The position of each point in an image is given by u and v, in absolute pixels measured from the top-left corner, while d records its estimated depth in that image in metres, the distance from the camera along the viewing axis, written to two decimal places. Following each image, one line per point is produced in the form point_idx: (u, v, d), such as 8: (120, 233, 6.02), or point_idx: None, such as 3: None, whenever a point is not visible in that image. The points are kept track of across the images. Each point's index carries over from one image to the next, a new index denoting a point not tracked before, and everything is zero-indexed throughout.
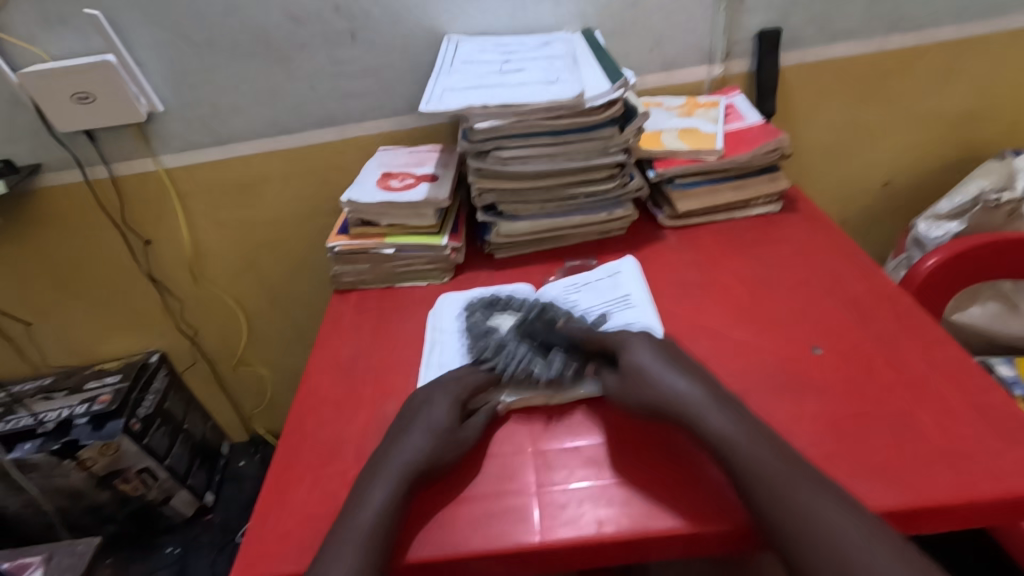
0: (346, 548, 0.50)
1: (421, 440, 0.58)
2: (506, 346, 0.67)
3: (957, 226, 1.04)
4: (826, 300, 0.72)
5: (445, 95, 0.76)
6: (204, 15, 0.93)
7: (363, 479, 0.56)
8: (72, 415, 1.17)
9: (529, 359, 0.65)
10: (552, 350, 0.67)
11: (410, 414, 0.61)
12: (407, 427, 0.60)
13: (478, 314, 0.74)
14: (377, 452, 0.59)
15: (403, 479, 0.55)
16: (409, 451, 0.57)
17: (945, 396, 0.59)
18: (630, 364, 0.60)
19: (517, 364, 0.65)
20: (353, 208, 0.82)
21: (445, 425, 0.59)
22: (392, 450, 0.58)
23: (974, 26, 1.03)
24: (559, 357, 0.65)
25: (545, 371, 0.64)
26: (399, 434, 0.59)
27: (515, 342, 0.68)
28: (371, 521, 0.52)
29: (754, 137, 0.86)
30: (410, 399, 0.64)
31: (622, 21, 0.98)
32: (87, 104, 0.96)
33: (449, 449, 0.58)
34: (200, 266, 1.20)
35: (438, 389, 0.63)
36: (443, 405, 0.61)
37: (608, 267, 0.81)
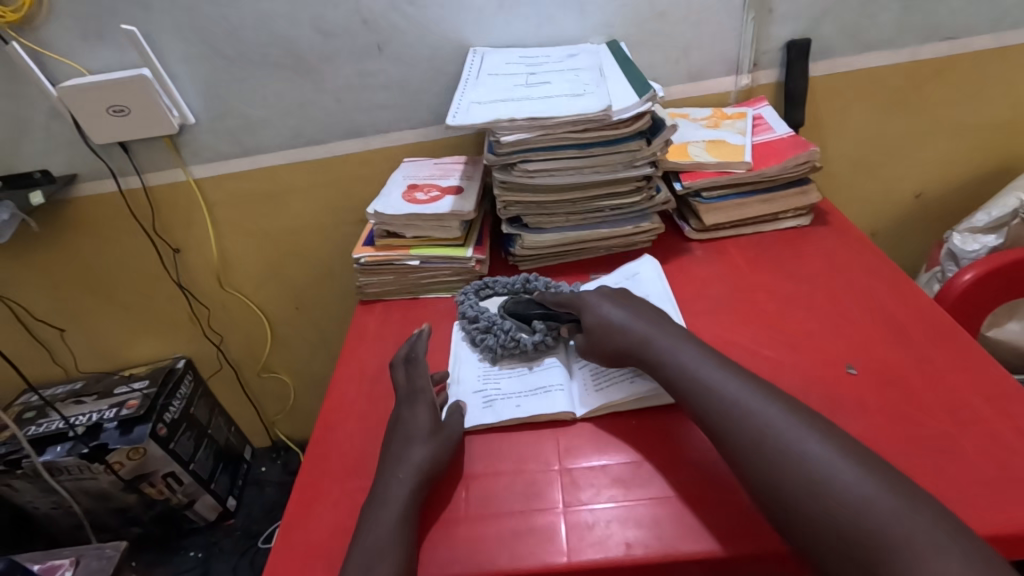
0: (362, 561, 0.50)
1: (420, 444, 0.59)
2: (495, 322, 0.73)
3: (995, 240, 1.01)
4: (861, 317, 0.70)
5: (472, 108, 0.77)
6: (235, 29, 0.95)
7: (381, 488, 0.56)
8: (101, 420, 1.20)
9: (515, 330, 0.72)
10: (535, 320, 0.73)
11: (391, 428, 0.63)
12: (394, 437, 0.61)
13: (469, 299, 0.78)
14: (381, 466, 0.59)
15: (407, 490, 0.55)
16: (404, 459, 0.58)
17: (988, 419, 0.57)
18: (596, 320, 0.66)
19: (504, 336, 0.71)
20: (378, 220, 0.82)
21: (421, 426, 0.61)
22: (401, 457, 0.58)
23: (1012, 34, 1.00)
24: (540, 325, 0.72)
25: (530, 338, 0.71)
26: (400, 440, 0.60)
27: (503, 320, 0.73)
28: (386, 534, 0.52)
29: (784, 148, 0.85)
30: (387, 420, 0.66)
31: (648, 32, 0.97)
32: (121, 116, 0.98)
33: (443, 450, 0.59)
34: (227, 273, 1.22)
35: (407, 396, 0.65)
36: (417, 409, 0.63)
37: (626, 270, 0.81)
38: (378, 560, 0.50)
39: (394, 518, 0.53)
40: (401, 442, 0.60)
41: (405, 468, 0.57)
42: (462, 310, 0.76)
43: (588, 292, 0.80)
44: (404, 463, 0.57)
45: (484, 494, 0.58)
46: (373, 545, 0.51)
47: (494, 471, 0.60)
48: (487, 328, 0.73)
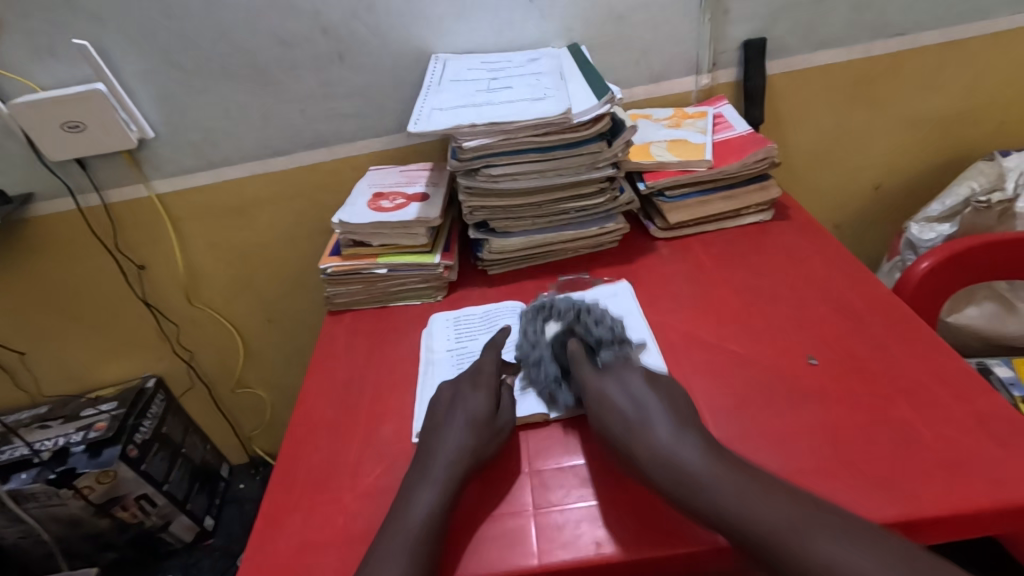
0: (395, 552, 0.50)
1: (462, 435, 0.59)
2: (541, 365, 0.66)
3: (950, 228, 1.05)
4: (821, 309, 0.72)
5: (434, 115, 0.77)
6: (193, 42, 0.93)
7: (409, 485, 0.56)
8: (68, 444, 1.16)
9: (556, 383, 0.65)
10: (576, 378, 0.64)
11: (435, 414, 0.63)
12: (439, 424, 0.62)
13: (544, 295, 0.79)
14: (419, 454, 0.60)
15: (451, 479, 0.56)
16: (451, 446, 0.58)
17: (942, 403, 0.59)
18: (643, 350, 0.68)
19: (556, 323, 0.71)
20: (344, 229, 0.82)
21: (489, 414, 0.61)
22: (436, 449, 0.59)
23: (958, 29, 1.04)
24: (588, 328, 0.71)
25: (569, 396, 0.64)
26: (439, 430, 0.61)
27: (550, 361, 0.67)
28: (419, 522, 0.52)
29: (744, 145, 0.86)
30: (432, 402, 0.65)
31: (608, 35, 0.98)
32: (77, 132, 0.96)
33: (489, 442, 0.59)
34: (195, 288, 1.20)
35: (466, 382, 0.65)
36: (475, 396, 0.63)
37: (604, 289, 0.80)
38: (415, 550, 0.50)
39: (430, 504, 0.53)
40: (450, 429, 0.60)
41: (458, 458, 0.57)
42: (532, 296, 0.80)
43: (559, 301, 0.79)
44: (452, 451, 0.58)
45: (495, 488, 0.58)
46: (404, 537, 0.51)
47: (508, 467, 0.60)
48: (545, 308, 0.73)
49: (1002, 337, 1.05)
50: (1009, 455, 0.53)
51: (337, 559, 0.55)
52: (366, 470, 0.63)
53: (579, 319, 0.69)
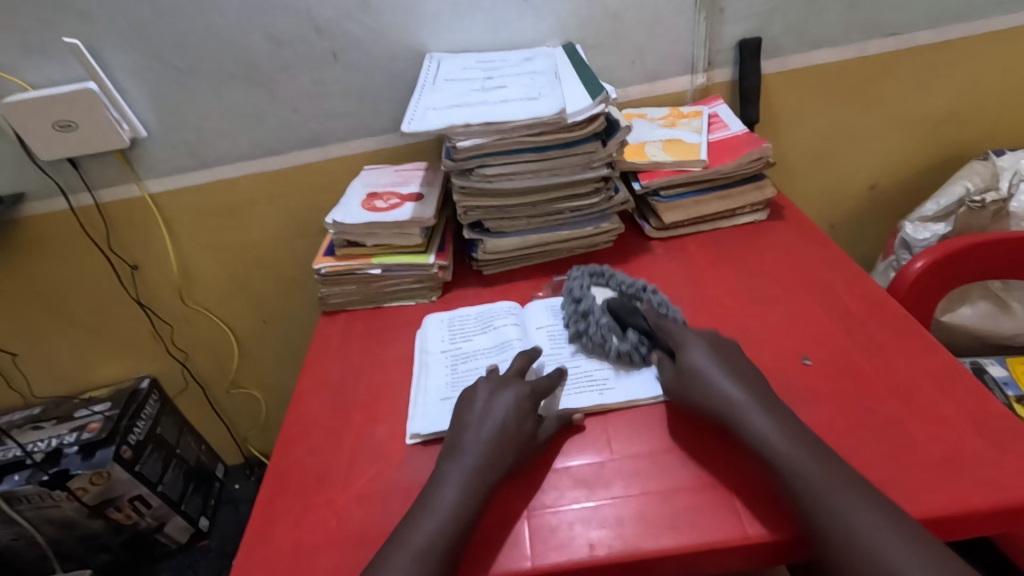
0: (416, 546, 0.51)
1: (491, 438, 0.58)
2: (591, 315, 0.72)
3: (944, 228, 1.05)
4: (815, 309, 0.72)
5: (428, 114, 0.76)
6: (185, 41, 0.93)
7: (430, 490, 0.55)
8: (61, 445, 1.16)
9: (608, 330, 0.70)
10: (629, 330, 0.69)
11: (468, 406, 0.62)
12: (471, 417, 0.61)
13: (582, 280, 0.77)
14: (449, 447, 0.59)
15: (483, 479, 0.55)
16: (485, 446, 0.57)
17: (935, 404, 0.59)
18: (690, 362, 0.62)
19: (595, 333, 0.70)
20: (337, 229, 0.81)
21: (523, 419, 0.60)
22: (463, 449, 0.58)
23: (953, 29, 1.04)
24: (634, 336, 0.68)
25: (620, 344, 0.68)
26: (467, 430, 0.60)
27: (601, 312, 0.72)
28: (444, 519, 0.52)
29: (739, 145, 0.86)
30: (465, 393, 0.64)
31: (603, 34, 0.98)
32: (69, 132, 0.95)
33: (523, 447, 0.58)
34: (189, 288, 1.19)
35: (508, 381, 0.64)
36: (519, 400, 0.62)
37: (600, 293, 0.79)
38: (437, 547, 0.50)
39: (457, 502, 0.53)
40: (486, 425, 0.59)
41: (494, 459, 0.56)
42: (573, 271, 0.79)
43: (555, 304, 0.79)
44: (484, 451, 0.57)
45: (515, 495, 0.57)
46: (425, 533, 0.51)
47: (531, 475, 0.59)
48: (585, 316, 0.72)
49: (996, 337, 1.05)
50: (1002, 455, 0.53)
51: (330, 561, 0.55)
52: (358, 471, 0.62)
53: (639, 294, 0.75)
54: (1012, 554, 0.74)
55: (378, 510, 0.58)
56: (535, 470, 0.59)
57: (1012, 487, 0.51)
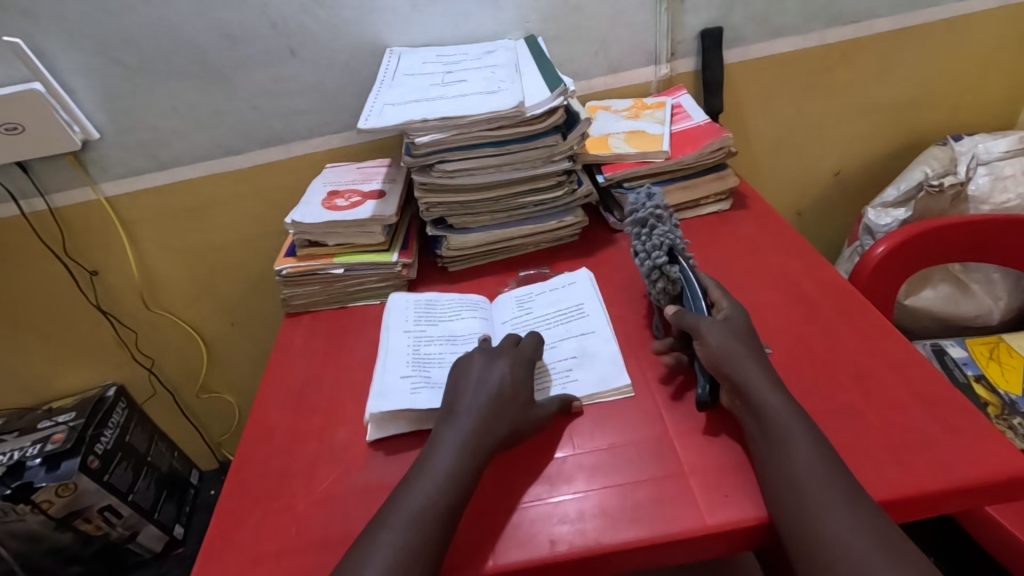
0: (412, 511, 0.51)
1: (485, 403, 0.58)
2: (659, 227, 0.67)
3: (904, 213, 1.07)
4: (776, 296, 0.73)
5: (385, 110, 0.75)
6: (135, 38, 0.90)
7: (403, 484, 0.54)
8: (24, 458, 1.12)
9: (661, 253, 0.66)
10: (677, 267, 0.66)
11: (463, 375, 0.62)
12: (467, 384, 0.61)
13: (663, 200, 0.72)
14: (445, 412, 0.59)
15: (478, 446, 0.55)
16: (481, 413, 0.58)
17: (890, 388, 0.60)
18: (711, 333, 0.60)
19: (656, 244, 0.66)
20: (297, 229, 0.80)
21: (517, 389, 0.60)
22: (456, 415, 0.58)
23: (910, 17, 1.05)
24: (677, 276, 0.65)
25: (668, 269, 0.65)
26: (461, 396, 0.60)
27: (669, 233, 0.67)
28: (438, 485, 0.53)
29: (701, 135, 0.86)
30: (461, 360, 0.64)
31: (565, 26, 0.97)
32: (15, 135, 0.92)
33: (519, 421, 0.59)
34: (152, 292, 1.16)
35: (504, 352, 0.64)
36: (515, 371, 0.62)
37: (562, 279, 0.80)
38: (433, 512, 0.51)
39: (452, 467, 0.54)
40: (481, 391, 0.60)
41: (490, 427, 0.57)
42: (650, 190, 0.72)
43: (522, 294, 0.78)
44: (479, 418, 0.57)
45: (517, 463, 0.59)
46: (421, 498, 0.52)
47: (533, 442, 0.61)
48: (649, 226, 0.68)
49: (958, 318, 1.07)
50: (952, 436, 0.54)
51: (290, 568, 0.54)
52: (320, 475, 0.61)
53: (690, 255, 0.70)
54: (972, 531, 0.76)
55: (340, 514, 0.58)
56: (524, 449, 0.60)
57: (961, 468, 0.52)
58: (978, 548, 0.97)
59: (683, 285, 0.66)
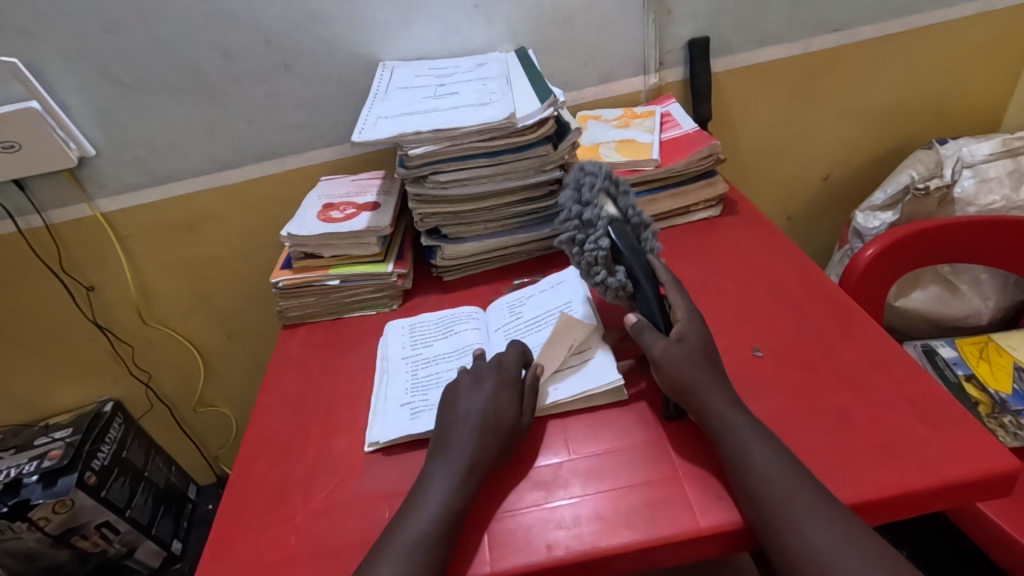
0: (405, 543, 0.51)
1: (472, 432, 0.58)
2: (590, 236, 0.65)
3: (892, 216, 1.08)
4: (766, 300, 0.74)
5: (379, 123, 0.76)
6: (131, 56, 0.91)
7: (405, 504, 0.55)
8: (20, 475, 1.12)
9: (598, 266, 0.65)
10: (620, 267, 0.64)
11: (451, 404, 0.62)
12: (454, 413, 0.61)
13: (602, 182, 0.68)
14: (436, 443, 0.60)
15: (468, 473, 0.56)
16: (467, 443, 0.58)
17: (879, 389, 0.60)
18: (664, 356, 0.59)
19: (590, 258, 0.65)
20: (293, 242, 0.81)
21: (501, 410, 0.60)
22: (445, 445, 0.58)
23: (892, 25, 1.07)
24: (623, 278, 0.64)
25: (610, 280, 0.65)
26: (449, 427, 0.60)
27: (603, 232, 0.65)
28: (432, 514, 0.53)
29: (689, 143, 0.88)
30: (449, 387, 0.65)
31: (554, 38, 0.99)
32: (12, 152, 0.93)
33: (504, 442, 0.59)
34: (149, 307, 1.17)
35: (488, 372, 0.64)
36: (498, 391, 0.62)
37: (551, 279, 0.80)
38: (428, 543, 0.51)
39: (445, 497, 0.54)
40: (468, 418, 0.60)
41: (479, 453, 0.57)
42: (579, 180, 0.69)
43: (512, 300, 0.79)
44: (470, 447, 0.57)
45: (511, 475, 0.59)
46: (413, 526, 0.52)
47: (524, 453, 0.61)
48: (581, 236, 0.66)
49: (948, 319, 1.09)
50: (939, 435, 0.55)
51: None
52: (319, 485, 0.62)
53: (640, 228, 0.68)
54: (965, 530, 0.76)
55: (339, 524, 0.58)
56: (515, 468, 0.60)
57: (949, 466, 0.53)
58: (974, 546, 0.97)
59: (635, 284, 0.64)
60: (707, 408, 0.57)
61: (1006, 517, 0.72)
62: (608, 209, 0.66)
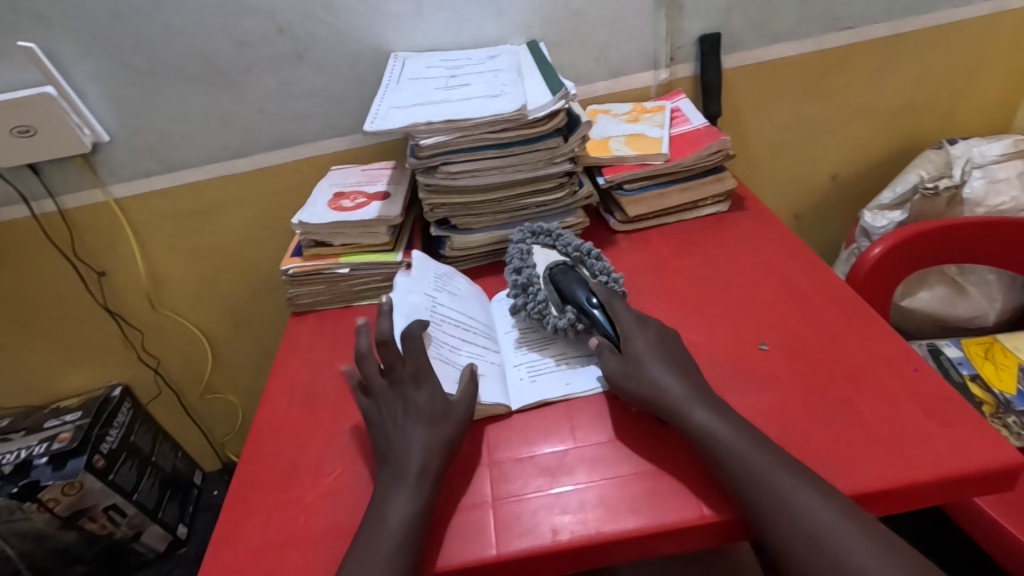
0: (382, 551, 0.51)
1: (423, 430, 0.58)
2: (533, 286, 0.72)
3: (900, 215, 1.09)
4: (773, 295, 0.74)
5: (391, 113, 0.77)
6: (146, 43, 0.92)
7: (381, 494, 0.55)
8: (31, 457, 1.14)
9: (545, 306, 0.70)
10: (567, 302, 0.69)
11: (392, 404, 0.61)
12: (390, 427, 0.59)
13: (525, 243, 0.77)
14: (388, 450, 0.59)
15: (433, 468, 0.56)
16: (413, 449, 0.57)
17: (885, 383, 0.61)
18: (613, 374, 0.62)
19: (537, 308, 0.70)
20: (304, 230, 0.82)
21: (444, 405, 0.60)
22: (396, 446, 0.58)
23: (903, 24, 1.07)
24: (571, 312, 0.68)
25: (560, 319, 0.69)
26: (396, 429, 0.59)
27: (541, 282, 0.72)
28: (407, 504, 0.53)
29: (699, 138, 0.88)
30: (364, 411, 0.62)
31: (566, 32, 0.99)
32: (28, 137, 0.94)
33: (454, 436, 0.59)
34: (158, 293, 1.18)
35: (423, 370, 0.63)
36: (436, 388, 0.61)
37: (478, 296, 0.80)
38: (401, 550, 0.51)
39: (419, 485, 0.55)
40: (416, 418, 0.59)
41: (434, 447, 0.57)
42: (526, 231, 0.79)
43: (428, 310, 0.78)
44: (424, 441, 0.58)
45: (463, 469, 0.60)
46: (397, 516, 0.53)
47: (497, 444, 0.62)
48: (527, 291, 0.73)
49: (953, 319, 1.09)
50: (944, 429, 0.56)
51: (300, 558, 0.55)
52: (328, 468, 0.63)
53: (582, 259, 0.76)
54: (967, 528, 0.76)
55: (348, 506, 0.59)
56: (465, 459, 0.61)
57: (953, 460, 0.53)
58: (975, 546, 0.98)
59: (585, 315, 0.67)
60: (712, 402, 0.57)
61: (1008, 513, 0.72)
62: (541, 266, 0.74)
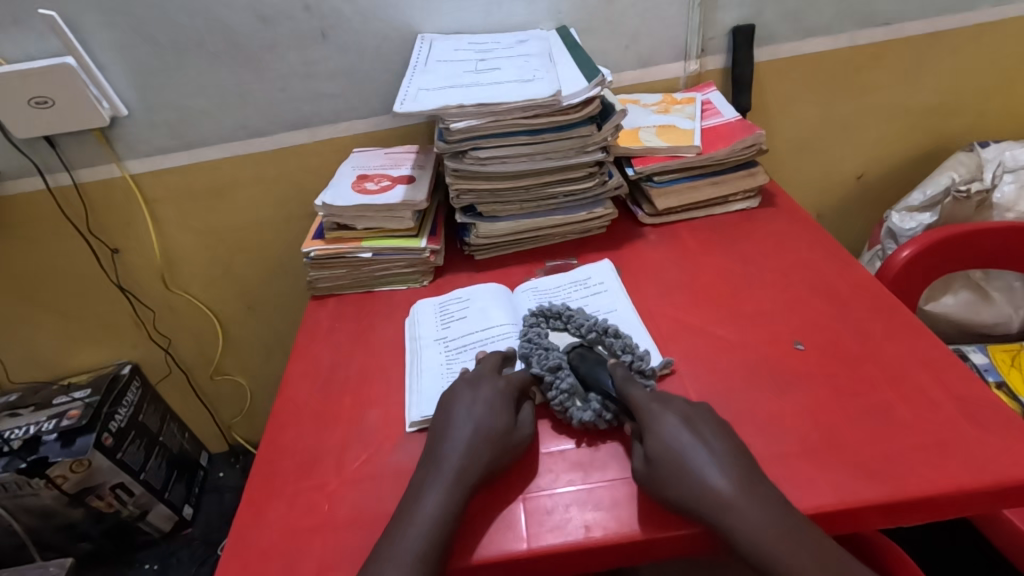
0: (402, 546, 0.50)
1: (468, 433, 0.57)
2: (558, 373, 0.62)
3: (929, 217, 1.06)
4: (807, 294, 0.73)
5: (421, 95, 0.75)
6: (168, 16, 0.90)
7: (415, 488, 0.55)
8: (39, 433, 1.13)
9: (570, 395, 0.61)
10: (593, 391, 0.61)
11: (447, 408, 0.60)
12: (450, 416, 0.59)
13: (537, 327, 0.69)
14: (429, 450, 0.58)
15: (470, 473, 0.54)
16: (460, 446, 0.56)
17: (925, 388, 0.59)
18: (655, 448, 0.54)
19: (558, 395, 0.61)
20: (327, 212, 0.80)
21: (498, 417, 0.58)
22: (441, 445, 0.57)
23: (942, 21, 1.05)
24: (597, 400, 0.60)
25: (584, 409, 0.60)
26: (444, 429, 0.59)
27: (566, 371, 0.63)
28: (440, 501, 0.52)
29: (732, 131, 0.86)
30: (444, 396, 0.62)
31: (597, 18, 0.97)
32: (46, 108, 0.92)
33: (502, 449, 0.57)
34: (171, 272, 1.16)
35: (484, 380, 0.62)
36: (492, 396, 0.60)
37: (499, 294, 0.78)
38: (421, 550, 0.49)
39: (454, 484, 0.53)
40: (467, 423, 0.58)
41: (477, 451, 0.56)
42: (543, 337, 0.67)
43: (441, 316, 0.76)
44: (467, 444, 0.56)
45: (516, 476, 0.57)
46: (426, 513, 0.52)
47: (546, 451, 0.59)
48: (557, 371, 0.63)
49: (976, 326, 1.06)
50: (989, 437, 0.54)
51: (323, 546, 0.54)
52: (351, 456, 0.62)
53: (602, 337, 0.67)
54: (993, 538, 0.75)
55: (373, 494, 0.58)
56: (520, 465, 0.58)
57: (1000, 468, 0.52)
58: (993, 556, 0.96)
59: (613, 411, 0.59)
60: None
61: None
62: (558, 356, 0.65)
